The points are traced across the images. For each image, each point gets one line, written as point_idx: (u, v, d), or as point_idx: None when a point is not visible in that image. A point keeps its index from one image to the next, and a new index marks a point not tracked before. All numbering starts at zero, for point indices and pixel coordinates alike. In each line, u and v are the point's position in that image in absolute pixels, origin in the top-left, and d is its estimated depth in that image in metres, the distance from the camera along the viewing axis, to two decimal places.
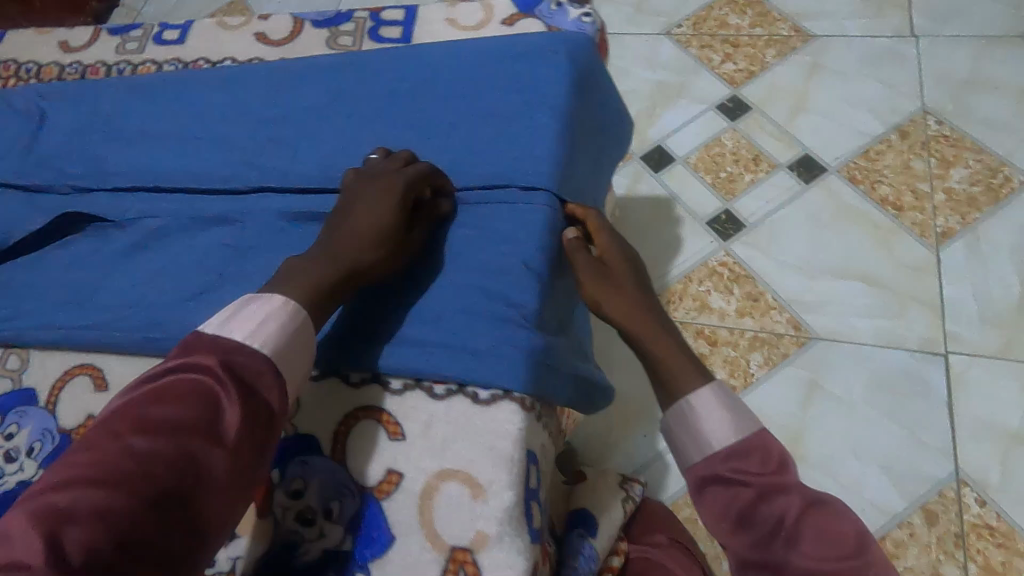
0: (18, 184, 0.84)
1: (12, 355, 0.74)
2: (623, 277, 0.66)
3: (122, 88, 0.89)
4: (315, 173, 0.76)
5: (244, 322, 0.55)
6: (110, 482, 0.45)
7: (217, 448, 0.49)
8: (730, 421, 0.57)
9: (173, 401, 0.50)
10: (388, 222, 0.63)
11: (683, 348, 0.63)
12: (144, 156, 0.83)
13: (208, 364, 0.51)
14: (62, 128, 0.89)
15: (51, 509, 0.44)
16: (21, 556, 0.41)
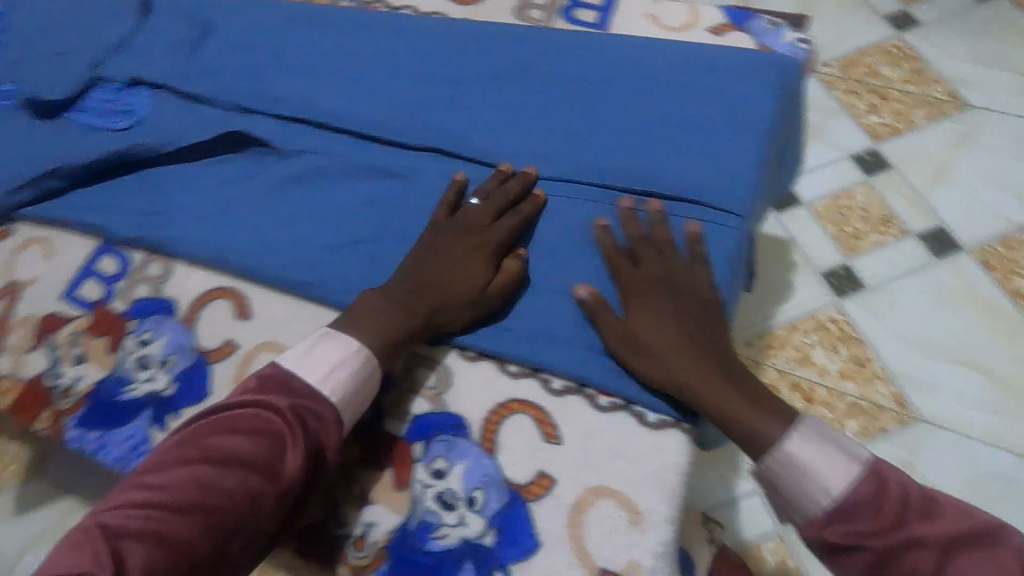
0: (181, 90, 0.83)
1: (154, 262, 0.72)
2: (659, 327, 0.57)
3: (295, 13, 0.87)
4: (494, 146, 0.73)
5: (319, 363, 0.57)
6: (170, 510, 0.48)
7: (269, 488, 0.51)
8: (827, 471, 0.51)
9: (240, 437, 0.52)
10: (479, 275, 0.61)
11: (752, 391, 0.56)
12: (309, 87, 0.80)
13: (280, 407, 0.54)
14: (230, 41, 0.86)
15: (115, 530, 0.47)
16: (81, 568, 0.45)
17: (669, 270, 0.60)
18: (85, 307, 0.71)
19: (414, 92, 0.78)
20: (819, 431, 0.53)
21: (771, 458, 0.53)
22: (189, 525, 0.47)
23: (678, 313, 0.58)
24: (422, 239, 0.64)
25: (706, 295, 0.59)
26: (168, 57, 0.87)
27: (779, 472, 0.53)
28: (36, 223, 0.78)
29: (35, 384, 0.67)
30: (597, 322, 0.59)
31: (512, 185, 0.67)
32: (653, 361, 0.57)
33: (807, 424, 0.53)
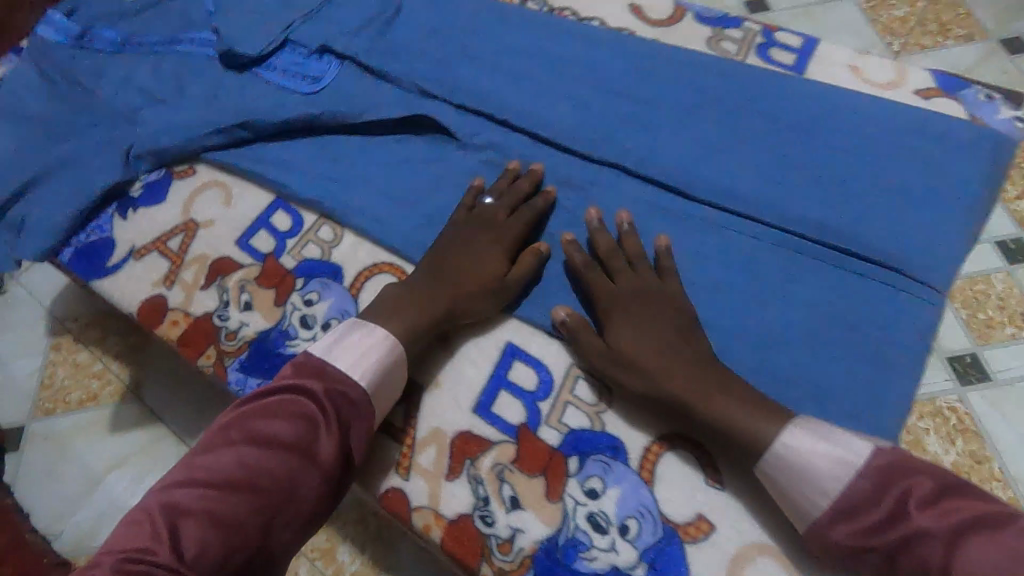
0: (369, 65, 0.85)
1: (325, 226, 0.75)
2: (623, 329, 0.61)
3: (487, 8, 0.88)
4: (676, 172, 0.72)
5: (347, 352, 0.60)
6: (224, 488, 0.52)
7: (312, 469, 0.55)
8: (823, 471, 0.52)
9: (281, 421, 0.56)
10: (489, 272, 0.64)
11: (756, 401, 0.56)
12: (496, 83, 0.81)
13: (314, 394, 0.57)
14: (420, 28, 0.89)
15: (176, 507, 0.51)
16: (147, 540, 0.49)
17: (647, 285, 0.63)
18: (257, 258, 0.74)
19: (598, 104, 0.77)
20: (817, 430, 0.54)
21: (769, 462, 0.54)
22: (239, 502, 0.52)
23: (650, 299, 0.62)
24: (439, 237, 0.69)
25: (691, 322, 0.61)
26: (358, 31, 0.90)
27: (777, 476, 0.54)
28: (218, 168, 0.82)
29: (203, 322, 0.70)
30: (597, 355, 0.61)
31: (523, 185, 0.71)
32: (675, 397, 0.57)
33: (809, 425, 0.54)
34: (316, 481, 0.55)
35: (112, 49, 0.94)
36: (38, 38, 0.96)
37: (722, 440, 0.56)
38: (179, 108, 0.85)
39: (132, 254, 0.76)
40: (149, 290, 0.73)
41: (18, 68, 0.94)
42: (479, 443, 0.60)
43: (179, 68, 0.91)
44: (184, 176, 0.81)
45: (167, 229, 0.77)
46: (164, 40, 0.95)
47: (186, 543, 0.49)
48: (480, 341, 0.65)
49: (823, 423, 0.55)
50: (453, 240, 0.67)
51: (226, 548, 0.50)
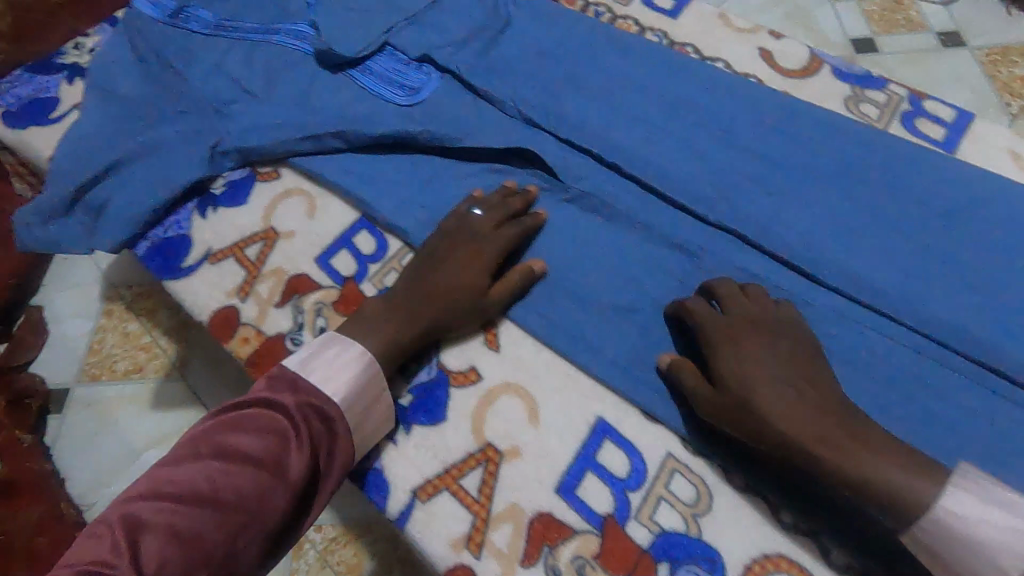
0: (473, 84, 0.81)
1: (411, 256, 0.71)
2: (755, 368, 0.55)
3: (605, 38, 0.83)
4: (799, 247, 0.67)
5: (325, 366, 0.58)
6: (192, 501, 0.48)
7: (283, 486, 0.52)
8: (1000, 548, 0.44)
9: (252, 434, 0.53)
10: (460, 292, 0.62)
11: (895, 451, 0.49)
12: (611, 121, 0.76)
13: (287, 406, 0.55)
14: (528, 48, 0.84)
15: (140, 521, 0.47)
16: (104, 556, 0.45)
17: (755, 314, 0.59)
18: (336, 280, 0.70)
19: (718, 159, 0.72)
20: (982, 492, 0.46)
21: (923, 530, 0.47)
22: (206, 518, 0.48)
23: (782, 341, 0.57)
24: (427, 241, 0.66)
25: (777, 337, 0.57)
26: (463, 44, 0.85)
27: (936, 547, 0.46)
28: (303, 175, 0.78)
29: (275, 343, 0.67)
30: (697, 390, 0.56)
31: (516, 201, 0.68)
32: (750, 412, 0.53)
33: (972, 485, 0.46)
34: (286, 497, 0.52)
35: (205, 32, 0.91)
36: (134, 12, 0.93)
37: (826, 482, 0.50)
38: (270, 106, 0.81)
39: (208, 257, 0.73)
40: (222, 299, 0.70)
41: (112, 41, 0.92)
42: (560, 528, 0.55)
43: (272, 61, 0.87)
44: (268, 179, 0.78)
45: (246, 236, 0.74)
46: (260, 28, 0.91)
47: (146, 560, 0.45)
48: (570, 411, 0.60)
49: (982, 478, 0.47)
50: (434, 253, 0.65)
51: (190, 567, 0.46)
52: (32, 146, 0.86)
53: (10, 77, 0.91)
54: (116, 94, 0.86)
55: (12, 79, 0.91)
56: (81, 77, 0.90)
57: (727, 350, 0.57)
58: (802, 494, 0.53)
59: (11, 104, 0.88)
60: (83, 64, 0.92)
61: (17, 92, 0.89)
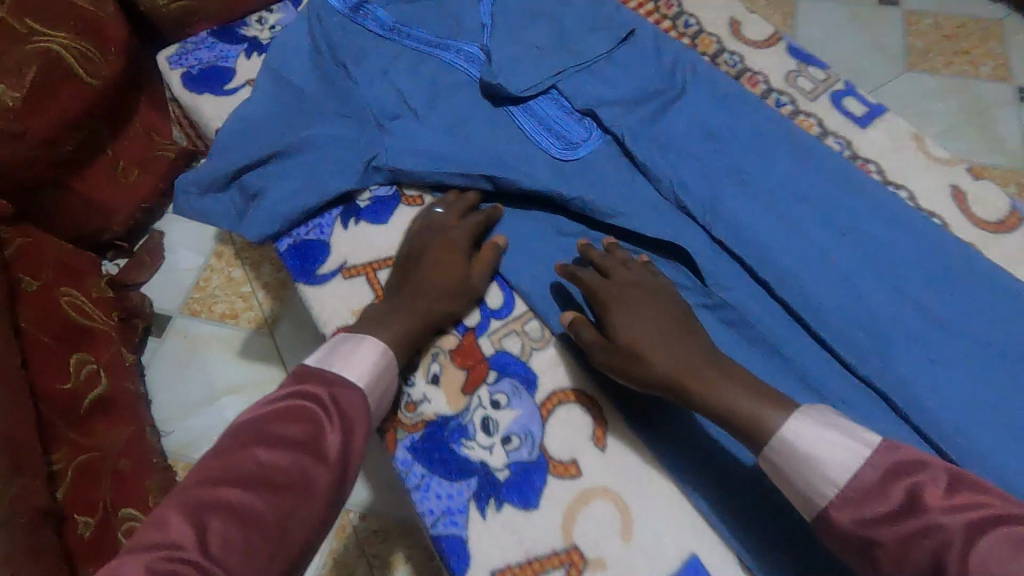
0: (632, 153, 0.78)
1: (535, 321, 0.70)
2: (615, 308, 0.65)
3: (783, 135, 0.79)
4: (947, 427, 0.62)
5: (342, 357, 0.61)
6: (245, 483, 0.51)
7: (326, 468, 0.53)
8: (826, 455, 0.53)
9: (293, 420, 0.55)
10: (456, 281, 0.69)
11: (749, 384, 0.59)
12: (773, 228, 0.72)
13: (316, 392, 0.57)
14: (697, 126, 0.80)
15: (195, 508, 0.49)
16: (173, 540, 0.47)
17: (642, 282, 0.67)
18: (458, 327, 0.70)
19: (878, 302, 0.68)
20: (817, 417, 0.55)
21: (774, 451, 0.55)
22: (257, 501, 0.50)
23: (630, 279, 0.67)
24: (403, 249, 0.73)
25: (664, 300, 0.66)
26: (632, 106, 0.82)
27: (785, 467, 0.55)
28: None
29: None
30: (594, 348, 0.64)
31: (472, 195, 0.77)
32: (644, 366, 0.61)
33: (812, 412, 0.56)
34: (329, 471, 0.54)
35: (380, 33, 0.92)
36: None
37: (712, 416, 0.59)
38: (430, 130, 0.82)
39: (343, 271, 0.76)
40: (346, 318, 0.74)
41: (293, 24, 0.95)
42: None
43: (438, 79, 0.88)
44: (412, 204, 0.80)
45: (382, 258, 0.77)
46: (433, 42, 0.91)
47: (212, 540, 0.47)
48: (664, 534, 0.59)
49: (819, 411, 0.56)
50: (417, 255, 0.71)
51: (249, 546, 0.48)
52: (205, 114, 0.91)
53: (196, 40, 0.96)
54: (287, 79, 0.88)
55: (197, 41, 0.96)
56: (259, 54, 0.94)
57: (614, 311, 0.65)
58: (706, 457, 0.61)
59: (193, 67, 0.94)
60: (263, 40, 0.96)
61: (199, 56, 0.94)
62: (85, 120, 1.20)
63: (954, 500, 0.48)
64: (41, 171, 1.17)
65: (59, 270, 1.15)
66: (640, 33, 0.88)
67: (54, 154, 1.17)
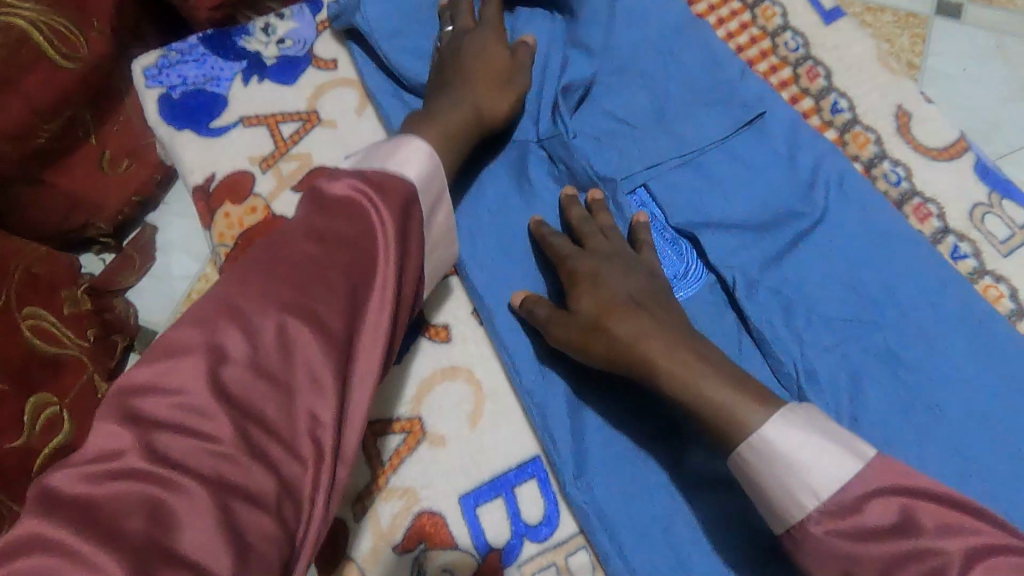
0: (745, 311, 0.57)
1: (582, 552, 0.52)
2: (576, 289, 0.54)
3: (959, 311, 0.56)
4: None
5: (390, 155, 0.50)
6: (295, 283, 0.42)
7: (378, 278, 0.44)
8: (811, 466, 0.43)
9: (341, 216, 0.45)
10: (494, 77, 0.60)
11: (733, 373, 0.48)
12: (935, 456, 0.53)
13: (364, 192, 0.46)
14: (838, 275, 0.58)
15: (240, 308, 0.41)
16: (218, 342, 0.39)
17: (619, 252, 0.56)
18: (478, 543, 0.52)
19: None
20: (805, 417, 0.45)
21: (749, 455, 0.45)
22: (314, 303, 0.42)
23: (605, 250, 0.56)
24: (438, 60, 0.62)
25: (641, 269, 0.55)
26: (750, 234, 0.60)
27: (757, 475, 0.45)
28: (489, 343, 0.58)
29: None
30: (551, 317, 0.54)
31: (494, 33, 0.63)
32: (605, 342, 0.51)
33: (800, 412, 0.46)
34: (382, 287, 0.44)
35: (415, 66, 0.67)
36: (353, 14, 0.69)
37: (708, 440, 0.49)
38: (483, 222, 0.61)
39: None
40: (331, 505, 0.53)
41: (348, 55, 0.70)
42: None
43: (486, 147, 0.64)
44: (434, 338, 0.59)
45: (385, 415, 0.56)
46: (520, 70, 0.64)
47: (266, 341, 0.40)
48: None
49: (805, 409, 0.46)
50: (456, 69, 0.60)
51: (306, 350, 0.41)
52: (181, 157, 0.70)
53: (183, 48, 0.74)
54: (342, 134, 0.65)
55: (184, 50, 0.74)
56: (259, 79, 0.72)
57: (579, 290, 0.54)
58: None
59: (175, 88, 0.72)
60: (266, 59, 0.73)
61: (184, 73, 0.73)
62: (65, 104, 0.72)
63: (947, 517, 0.42)
64: (11, 169, 0.70)
65: (23, 283, 0.70)
66: (772, 119, 0.65)
67: (17, 153, 0.70)
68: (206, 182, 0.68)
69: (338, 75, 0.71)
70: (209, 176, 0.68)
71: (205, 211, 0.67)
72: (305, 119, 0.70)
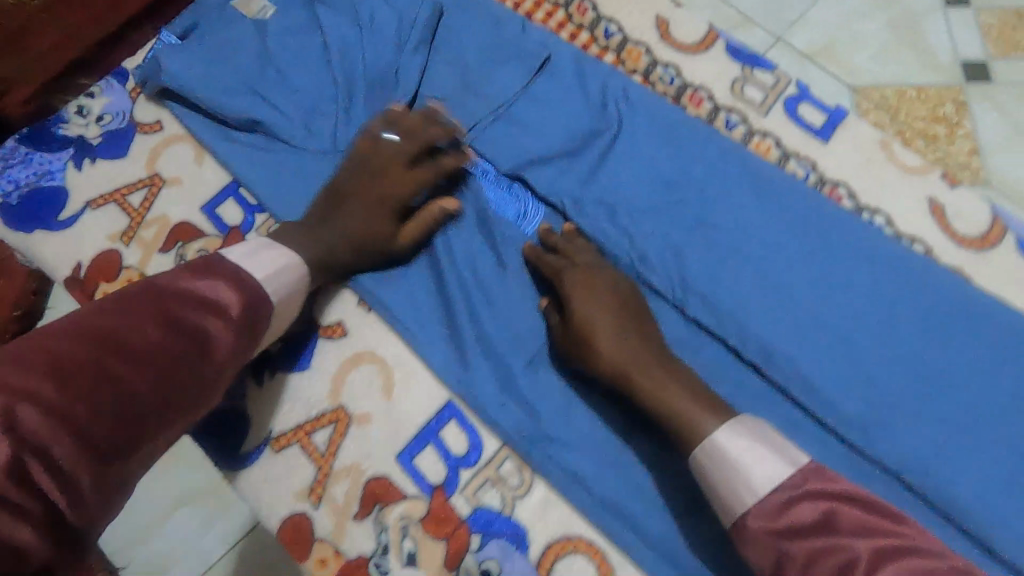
0: (577, 223, 0.67)
1: (508, 461, 0.61)
2: (580, 308, 0.61)
3: (736, 169, 0.68)
4: (974, 506, 0.57)
5: (261, 264, 0.55)
6: (127, 355, 0.45)
7: (205, 365, 0.48)
8: (752, 469, 0.49)
9: (191, 307, 0.49)
10: (371, 229, 0.64)
11: (697, 391, 0.56)
12: (749, 287, 0.64)
13: (219, 289, 0.51)
14: (643, 172, 0.69)
15: (69, 361, 0.43)
16: (36, 389, 0.41)
17: (616, 289, 0.62)
18: (422, 487, 0.60)
19: (867, 355, 0.61)
20: (751, 428, 0.52)
21: (704, 454, 0.52)
22: (135, 382, 0.44)
23: (610, 294, 0.61)
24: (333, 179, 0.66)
25: (632, 312, 0.61)
26: (565, 161, 0.70)
27: (707, 470, 0.52)
28: (381, 323, 0.66)
29: (357, 569, 0.59)
30: (554, 329, 0.63)
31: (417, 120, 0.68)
32: (592, 359, 0.59)
33: (751, 425, 0.52)
34: (204, 376, 0.48)
35: (233, 105, 0.72)
36: (164, 77, 0.73)
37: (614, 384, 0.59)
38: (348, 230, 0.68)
39: (268, 444, 0.62)
40: (290, 505, 0.61)
41: (178, 119, 0.75)
42: None
43: (322, 168, 0.71)
44: (333, 337, 0.65)
45: (312, 415, 0.63)
46: None
47: (85, 403, 0.42)
48: None
49: (751, 417, 0.53)
50: (339, 204, 0.65)
51: (117, 414, 0.43)
52: (40, 255, 0.72)
53: (4, 154, 0.75)
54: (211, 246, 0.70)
55: (6, 156, 0.75)
56: (91, 160, 0.74)
57: (579, 310, 0.61)
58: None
59: (11, 194, 0.74)
60: (92, 140, 0.75)
61: (14, 177, 0.74)
62: None
63: (866, 521, 0.46)
64: None
65: None
66: (557, 58, 0.74)
67: None
68: (74, 272, 0.71)
69: (166, 134, 0.75)
70: (76, 265, 0.71)
71: (83, 297, 0.70)
72: (148, 184, 0.73)
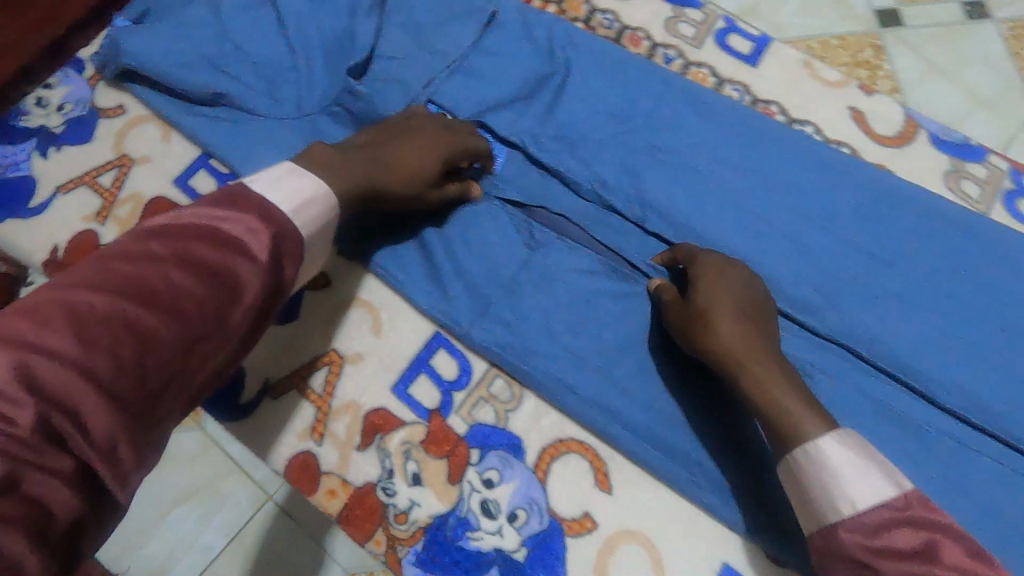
0: (539, 157, 0.71)
1: (498, 379, 0.65)
2: (711, 299, 0.58)
3: (679, 96, 0.74)
4: (920, 365, 0.63)
5: (290, 195, 0.48)
6: (148, 300, 0.38)
7: (236, 309, 0.42)
8: (853, 482, 0.47)
9: (216, 245, 0.42)
10: (410, 156, 0.62)
11: (805, 397, 0.53)
12: (702, 198, 0.70)
13: (249, 222, 0.43)
14: (595, 107, 0.74)
15: (83, 307, 0.37)
16: (50, 343, 0.35)
17: (745, 290, 0.59)
18: (420, 413, 0.64)
19: (812, 247, 0.67)
20: (859, 444, 0.49)
21: (805, 459, 0.50)
22: (160, 333, 0.38)
23: (743, 299, 0.58)
24: (388, 127, 0.65)
25: (762, 319, 0.58)
26: (521, 103, 0.74)
27: (804, 475, 0.50)
28: (363, 269, 0.69)
29: (366, 495, 0.62)
30: (670, 309, 0.61)
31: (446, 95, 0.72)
32: (704, 338, 0.57)
33: (862, 443, 0.49)
34: (235, 322, 0.42)
35: (195, 80, 0.74)
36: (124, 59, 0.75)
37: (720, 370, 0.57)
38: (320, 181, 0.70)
39: (266, 392, 0.65)
40: (295, 445, 0.64)
41: (140, 99, 0.76)
42: None
43: (288, 131, 0.73)
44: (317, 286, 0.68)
45: (307, 360, 0.66)
46: None
47: (102, 354, 0.36)
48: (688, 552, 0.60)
49: (862, 437, 0.50)
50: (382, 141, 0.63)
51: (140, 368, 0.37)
52: (14, 243, 0.72)
53: None
54: None
55: None
56: (56, 148, 0.75)
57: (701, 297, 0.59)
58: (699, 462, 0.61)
59: None
60: (55, 128, 0.76)
61: None
62: None
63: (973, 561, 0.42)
64: None
65: None
66: (503, 12, 0.79)
67: None
68: (52, 255, 0.72)
69: (130, 117, 0.76)
70: (53, 249, 0.72)
71: None
72: (118, 165, 0.75)
